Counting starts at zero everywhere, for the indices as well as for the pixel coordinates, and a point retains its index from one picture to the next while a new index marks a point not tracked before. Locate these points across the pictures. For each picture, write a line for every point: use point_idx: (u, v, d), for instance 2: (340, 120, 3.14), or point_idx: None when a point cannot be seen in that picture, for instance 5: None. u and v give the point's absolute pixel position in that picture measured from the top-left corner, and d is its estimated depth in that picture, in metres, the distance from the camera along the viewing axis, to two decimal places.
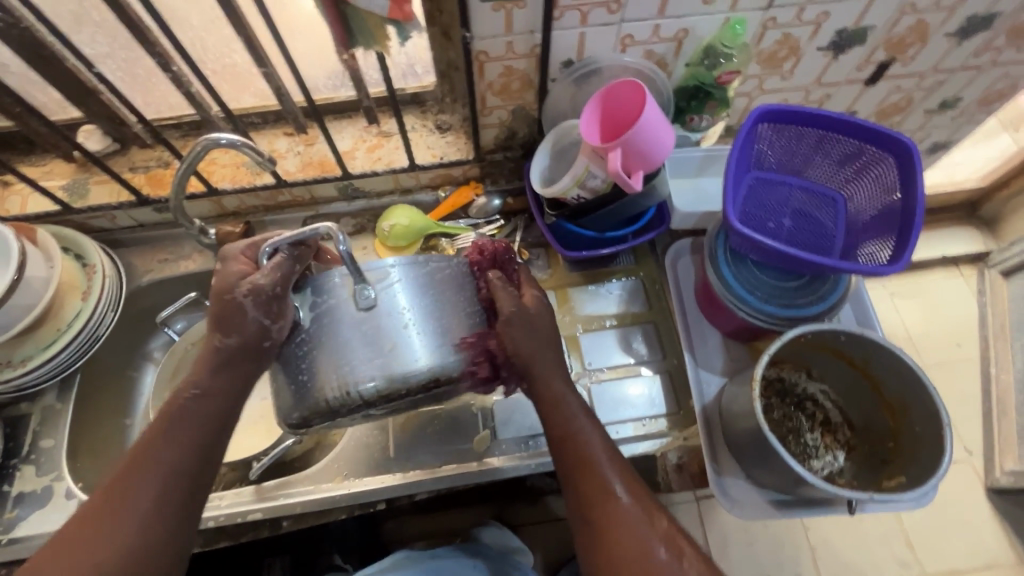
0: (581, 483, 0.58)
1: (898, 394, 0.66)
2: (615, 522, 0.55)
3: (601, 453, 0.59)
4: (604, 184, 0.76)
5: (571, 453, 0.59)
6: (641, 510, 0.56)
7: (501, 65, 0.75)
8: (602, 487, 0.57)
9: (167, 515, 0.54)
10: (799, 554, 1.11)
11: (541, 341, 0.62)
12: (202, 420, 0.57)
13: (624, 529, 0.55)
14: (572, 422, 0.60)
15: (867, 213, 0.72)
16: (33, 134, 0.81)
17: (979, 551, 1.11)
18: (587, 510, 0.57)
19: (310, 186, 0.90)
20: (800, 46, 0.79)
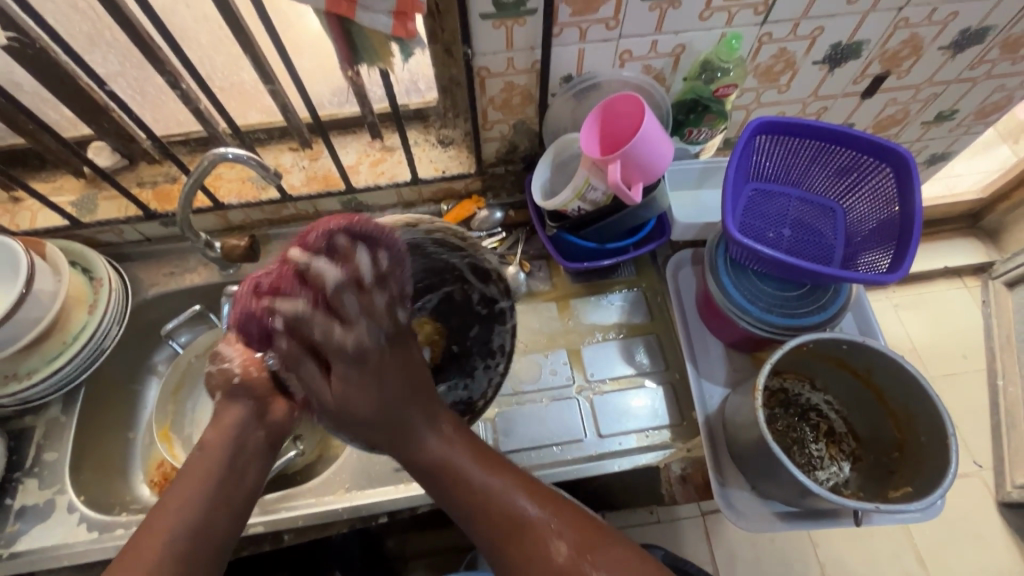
0: (480, 516, 0.56)
1: (901, 403, 0.65)
2: (510, 544, 0.55)
3: (466, 484, 0.57)
4: (604, 197, 0.77)
5: (454, 499, 0.58)
6: (564, 532, 0.54)
7: (502, 81, 0.77)
8: (497, 514, 0.55)
9: (194, 554, 0.53)
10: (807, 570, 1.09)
11: (391, 400, 0.59)
12: (223, 460, 0.58)
13: (529, 548, 0.54)
14: (447, 457, 0.59)
15: (866, 223, 0.72)
16: (44, 151, 0.83)
17: (990, 567, 1.09)
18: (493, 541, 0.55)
19: (314, 200, 0.92)
20: (796, 60, 0.81)
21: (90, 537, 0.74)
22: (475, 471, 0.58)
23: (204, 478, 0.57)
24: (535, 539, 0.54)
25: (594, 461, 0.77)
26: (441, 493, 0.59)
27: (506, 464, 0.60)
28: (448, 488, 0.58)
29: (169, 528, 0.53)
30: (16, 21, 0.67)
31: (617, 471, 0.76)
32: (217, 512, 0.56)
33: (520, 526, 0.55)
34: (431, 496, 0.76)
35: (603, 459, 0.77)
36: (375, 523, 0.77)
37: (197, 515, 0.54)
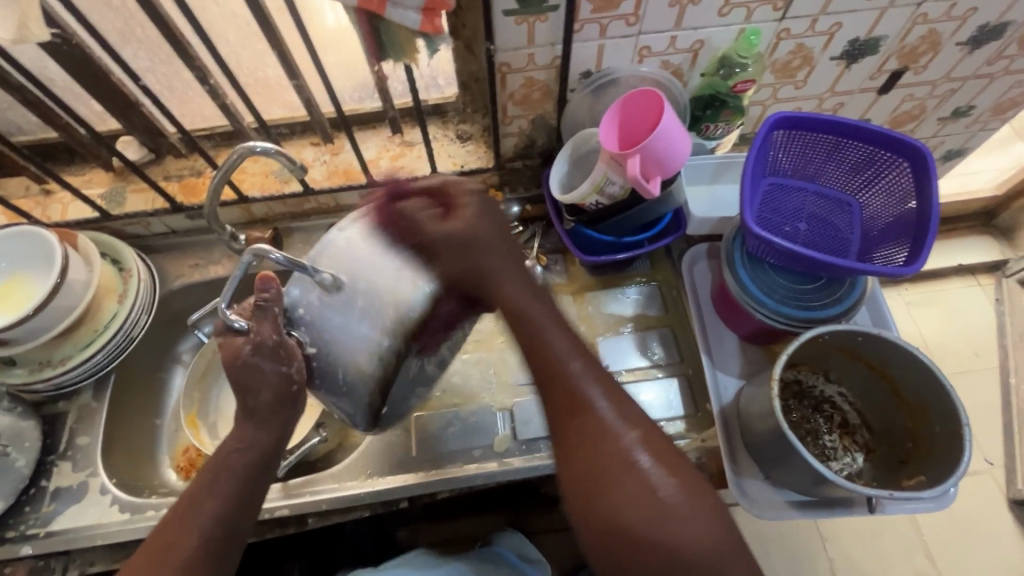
0: (554, 382, 0.58)
1: (915, 395, 0.66)
2: (574, 431, 0.56)
3: (563, 369, 0.58)
4: (622, 191, 0.78)
5: (536, 365, 0.60)
6: (643, 445, 0.54)
7: (522, 76, 0.78)
8: (564, 388, 0.57)
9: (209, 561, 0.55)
10: (816, 563, 1.11)
11: (478, 238, 0.63)
12: (239, 470, 0.60)
13: (588, 430, 0.55)
14: (529, 308, 0.62)
15: (884, 218, 0.73)
16: (77, 144, 0.86)
17: (999, 562, 1.10)
18: (557, 403, 0.58)
19: (335, 193, 0.94)
20: (813, 55, 0.81)
21: (122, 518, 0.77)
22: (556, 351, 0.59)
23: (220, 486, 0.58)
24: (597, 427, 0.55)
25: None
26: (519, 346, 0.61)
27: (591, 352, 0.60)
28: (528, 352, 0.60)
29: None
30: (56, 18, 0.69)
31: None
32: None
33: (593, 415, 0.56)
34: (450, 483, 0.77)
35: None
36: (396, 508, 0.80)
37: (214, 521, 0.57)
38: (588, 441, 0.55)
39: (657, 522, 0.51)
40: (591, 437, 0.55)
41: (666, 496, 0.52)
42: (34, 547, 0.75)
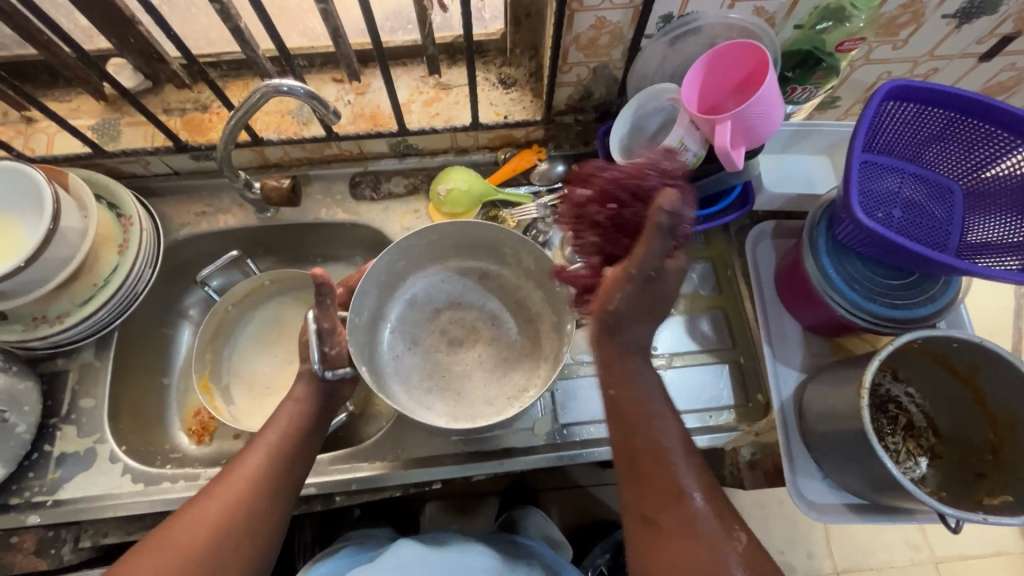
0: (655, 479, 0.53)
1: (1005, 407, 0.61)
2: (665, 534, 0.51)
3: (667, 475, 0.52)
4: (694, 160, 0.69)
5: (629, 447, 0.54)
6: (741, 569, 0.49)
7: (593, 16, 0.67)
8: (660, 481, 0.52)
9: (280, 476, 0.59)
10: (812, 532, 1.13)
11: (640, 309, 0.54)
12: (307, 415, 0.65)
13: (682, 542, 0.50)
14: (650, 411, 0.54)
15: (994, 209, 0.65)
16: (61, 66, 0.73)
17: (987, 538, 1.13)
18: (642, 486, 0.53)
19: (360, 140, 0.83)
20: (924, 12, 0.70)
21: (136, 489, 0.72)
22: (660, 446, 0.53)
23: (290, 415, 0.64)
24: (693, 533, 0.50)
25: None
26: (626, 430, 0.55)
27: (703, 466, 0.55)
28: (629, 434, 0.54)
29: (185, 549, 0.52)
30: None
31: None
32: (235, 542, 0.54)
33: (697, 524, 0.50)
34: (485, 466, 0.73)
35: None
36: (428, 488, 0.77)
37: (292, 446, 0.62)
38: (677, 540, 0.50)
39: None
40: (690, 546, 0.49)
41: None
42: (42, 516, 0.70)
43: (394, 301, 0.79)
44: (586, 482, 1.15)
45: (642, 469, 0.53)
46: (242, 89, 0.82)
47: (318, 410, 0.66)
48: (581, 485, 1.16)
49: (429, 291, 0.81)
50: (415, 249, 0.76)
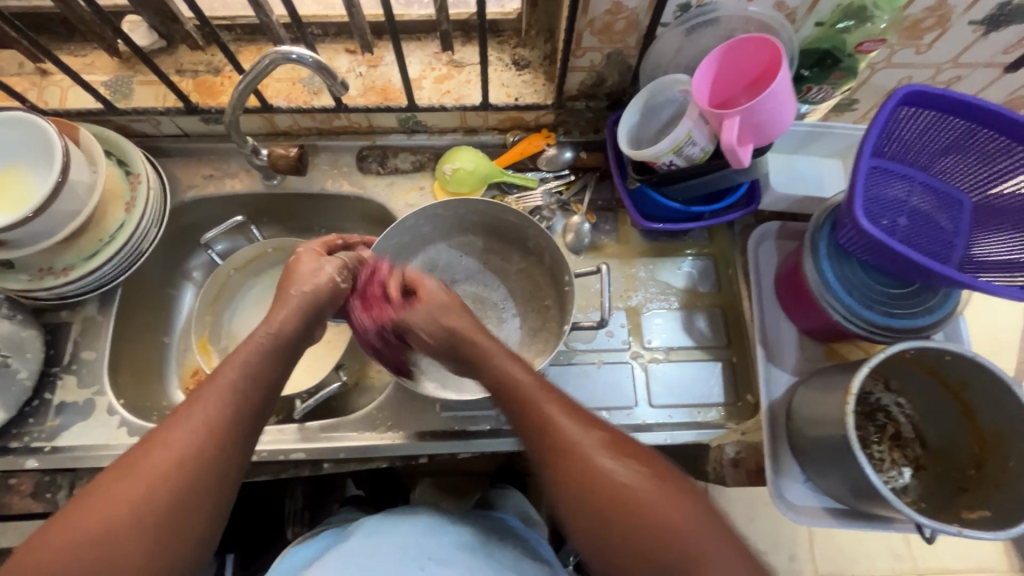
0: (525, 420, 0.53)
1: (992, 422, 0.61)
2: (565, 462, 0.50)
3: (546, 404, 0.53)
4: (702, 154, 0.68)
5: (511, 407, 0.55)
6: (621, 460, 0.50)
7: (609, 0, 0.66)
8: (533, 415, 0.53)
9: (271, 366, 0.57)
10: (797, 534, 1.13)
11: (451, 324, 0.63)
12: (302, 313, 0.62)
13: (578, 461, 0.50)
14: (509, 370, 0.57)
15: (998, 223, 0.64)
16: (77, 20, 0.74)
17: (972, 554, 1.12)
18: (531, 435, 0.53)
19: (370, 113, 0.83)
20: (951, 16, 0.69)
21: (131, 442, 0.74)
22: (527, 380, 0.55)
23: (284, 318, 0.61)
24: (580, 447, 0.50)
25: (639, 428, 0.75)
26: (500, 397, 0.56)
27: (553, 384, 0.56)
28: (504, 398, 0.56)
29: (127, 500, 0.47)
30: None
31: (659, 442, 0.74)
32: (182, 514, 0.48)
33: (565, 438, 0.51)
34: (472, 445, 0.74)
35: (652, 430, 0.75)
36: (415, 462, 0.77)
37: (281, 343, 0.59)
38: (570, 457, 0.50)
39: (627, 513, 0.47)
40: (569, 459, 0.50)
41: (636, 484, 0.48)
42: (39, 461, 0.72)
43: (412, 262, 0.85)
44: None
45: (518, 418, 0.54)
46: (255, 53, 0.82)
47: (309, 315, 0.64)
48: None
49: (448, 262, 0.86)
50: (436, 218, 0.82)
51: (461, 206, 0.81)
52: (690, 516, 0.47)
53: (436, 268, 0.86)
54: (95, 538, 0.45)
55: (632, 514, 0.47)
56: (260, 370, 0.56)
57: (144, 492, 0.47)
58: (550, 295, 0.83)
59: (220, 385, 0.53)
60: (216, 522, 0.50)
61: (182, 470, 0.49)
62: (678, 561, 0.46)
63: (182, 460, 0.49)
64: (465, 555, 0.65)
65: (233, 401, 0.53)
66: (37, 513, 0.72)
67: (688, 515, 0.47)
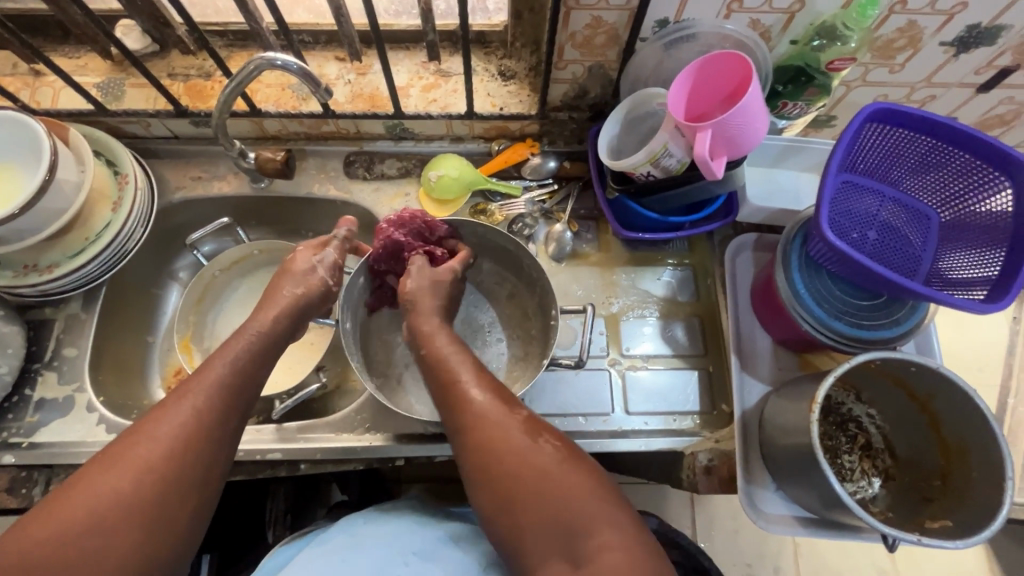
0: (447, 402, 0.59)
1: (956, 434, 0.62)
2: (478, 434, 0.55)
3: (472, 384, 0.59)
4: (679, 166, 0.70)
5: (438, 391, 0.61)
6: (530, 434, 0.54)
7: (589, 15, 0.68)
8: (455, 393, 0.59)
9: (253, 364, 0.60)
10: (782, 547, 1.13)
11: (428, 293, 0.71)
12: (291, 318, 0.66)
13: (496, 434, 0.54)
14: (447, 358, 0.63)
15: (965, 238, 0.66)
16: (70, 23, 0.76)
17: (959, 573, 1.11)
18: (454, 413, 0.58)
19: (357, 120, 0.85)
20: (921, 37, 0.70)
21: (109, 439, 0.74)
22: (461, 364, 0.62)
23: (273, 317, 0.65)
24: (502, 425, 0.55)
25: (615, 435, 0.76)
26: (432, 381, 0.62)
27: (485, 372, 0.62)
28: (437, 384, 0.61)
29: (113, 489, 0.47)
30: None
31: (635, 449, 0.75)
32: (159, 504, 0.48)
33: (479, 415, 0.56)
34: (448, 448, 0.75)
35: (628, 437, 0.76)
36: (392, 464, 0.78)
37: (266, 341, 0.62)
38: (490, 432, 0.55)
39: (522, 476, 0.52)
40: (477, 432, 0.55)
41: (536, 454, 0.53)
42: (16, 457, 0.72)
43: None
44: None
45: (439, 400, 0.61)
46: (245, 58, 0.83)
47: (295, 316, 0.67)
48: None
49: None
50: None
51: (460, 231, 0.82)
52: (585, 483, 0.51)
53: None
54: (72, 525, 0.46)
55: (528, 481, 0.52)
56: (245, 367, 0.59)
57: (129, 480, 0.48)
58: (535, 321, 0.84)
59: (205, 378, 0.55)
60: (197, 519, 0.51)
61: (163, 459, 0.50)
62: (574, 524, 0.49)
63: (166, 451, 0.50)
64: (449, 551, 0.65)
65: (220, 395, 0.55)
66: (11, 508, 0.72)
67: (588, 483, 0.51)
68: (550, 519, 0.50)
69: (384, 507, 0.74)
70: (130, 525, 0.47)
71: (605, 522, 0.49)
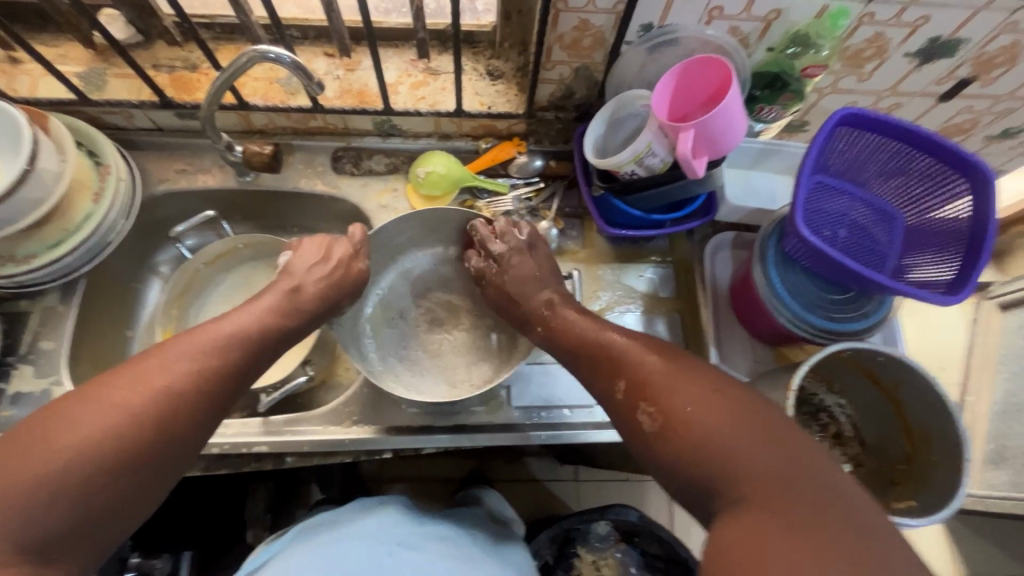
0: (597, 363, 0.60)
1: (920, 421, 0.66)
2: (643, 391, 0.54)
3: (623, 343, 0.59)
4: (661, 165, 0.73)
5: (586, 357, 0.61)
6: (689, 392, 0.51)
7: (577, 18, 0.70)
8: (605, 355, 0.60)
9: (252, 340, 0.59)
10: None
11: (602, 336, 0.61)
12: (305, 307, 0.66)
13: (658, 392, 0.53)
14: (594, 336, 0.62)
15: (928, 236, 0.70)
16: (52, 10, 0.74)
17: None
18: (606, 375, 0.59)
19: (345, 115, 0.85)
20: (888, 48, 0.74)
21: None
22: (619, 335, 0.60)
23: (283, 301, 0.65)
24: (663, 379, 0.53)
25: (600, 426, 0.78)
26: (580, 352, 0.62)
27: (651, 340, 0.59)
28: (592, 355, 0.61)
29: (82, 433, 0.47)
30: None
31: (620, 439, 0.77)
32: (124, 456, 0.48)
33: (622, 359, 0.58)
34: (436, 440, 0.76)
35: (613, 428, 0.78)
36: (378, 457, 0.78)
37: (274, 322, 0.63)
38: (652, 386, 0.54)
39: (684, 435, 0.49)
40: (638, 387, 0.55)
41: (697, 401, 0.50)
42: None
43: (390, 270, 0.86)
44: (540, 475, 1.20)
45: (581, 354, 0.62)
46: (233, 52, 0.83)
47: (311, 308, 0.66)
48: (537, 478, 1.19)
49: (424, 268, 0.87)
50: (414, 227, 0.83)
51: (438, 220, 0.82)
52: (749, 429, 0.47)
53: (411, 276, 0.87)
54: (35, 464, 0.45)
55: (677, 428, 0.50)
56: (244, 340, 0.58)
57: (103, 423, 0.48)
58: None
59: (196, 338, 0.56)
60: (154, 481, 0.50)
61: (137, 413, 0.49)
62: (716, 480, 0.47)
63: (177, 392, 0.51)
64: (436, 543, 0.67)
65: (207, 359, 0.55)
66: None
67: (749, 430, 0.47)
68: (698, 467, 0.48)
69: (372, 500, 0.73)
70: (104, 473, 0.47)
71: (768, 474, 0.45)
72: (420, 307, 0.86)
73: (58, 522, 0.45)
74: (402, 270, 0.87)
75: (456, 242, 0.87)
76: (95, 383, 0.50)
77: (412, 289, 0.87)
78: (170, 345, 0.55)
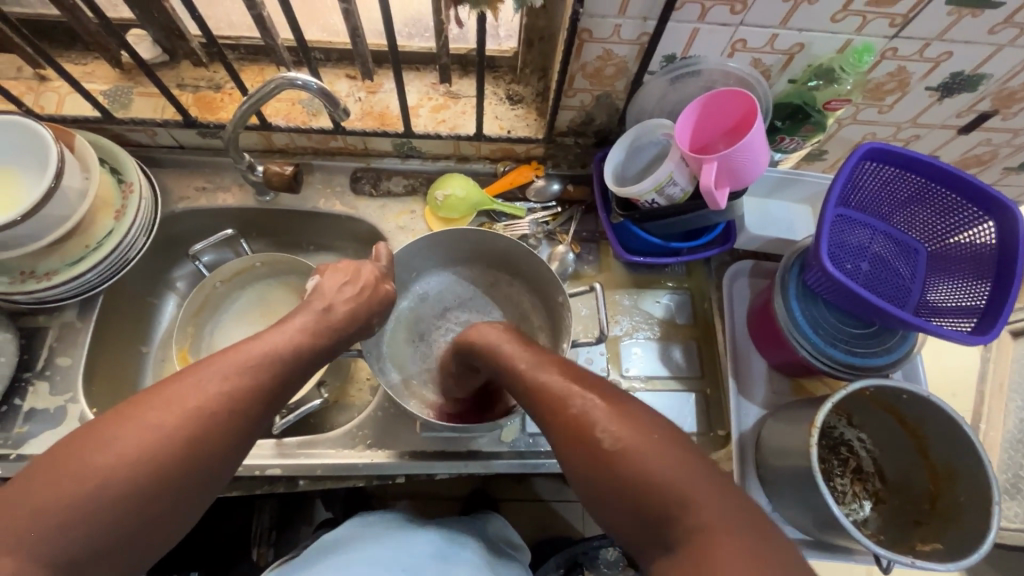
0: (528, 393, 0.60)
1: (944, 459, 0.65)
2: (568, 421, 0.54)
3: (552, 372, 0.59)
4: (682, 194, 0.73)
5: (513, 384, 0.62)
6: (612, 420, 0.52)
7: (601, 48, 0.70)
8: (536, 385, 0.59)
9: (286, 362, 0.58)
10: None
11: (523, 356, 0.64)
12: (333, 329, 0.65)
13: (580, 416, 0.54)
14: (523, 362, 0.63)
15: (951, 272, 0.70)
16: (82, 30, 0.76)
17: None
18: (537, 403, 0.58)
19: (366, 137, 0.86)
20: (909, 82, 0.75)
21: None
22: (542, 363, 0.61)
23: (315, 322, 0.64)
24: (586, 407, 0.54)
25: None
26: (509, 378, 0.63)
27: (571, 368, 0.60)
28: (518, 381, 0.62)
29: (118, 460, 0.46)
30: None
31: None
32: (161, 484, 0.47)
33: (548, 387, 0.58)
34: (451, 465, 0.75)
35: None
36: (391, 482, 0.78)
37: (306, 342, 0.62)
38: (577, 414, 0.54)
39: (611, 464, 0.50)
40: (561, 412, 0.55)
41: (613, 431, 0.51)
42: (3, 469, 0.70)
43: (406, 295, 0.87)
44: (547, 496, 1.18)
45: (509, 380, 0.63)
46: (257, 73, 0.84)
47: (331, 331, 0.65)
48: (543, 499, 1.17)
49: (440, 291, 0.88)
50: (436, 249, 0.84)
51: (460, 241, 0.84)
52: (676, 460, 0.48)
53: (425, 300, 0.88)
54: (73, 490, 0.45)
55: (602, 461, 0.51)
56: (278, 361, 0.58)
57: (137, 450, 0.47)
58: (540, 312, 0.85)
59: (233, 358, 0.55)
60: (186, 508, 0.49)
61: (170, 441, 0.48)
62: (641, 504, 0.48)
63: (211, 414, 0.51)
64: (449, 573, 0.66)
65: (243, 383, 0.54)
66: None
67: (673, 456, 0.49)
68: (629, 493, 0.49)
69: (384, 525, 0.73)
70: (141, 499, 0.46)
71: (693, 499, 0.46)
72: (439, 329, 0.86)
73: (96, 541, 0.45)
74: (420, 293, 0.88)
75: (474, 264, 0.88)
76: (128, 404, 0.50)
77: (431, 310, 0.87)
78: (204, 365, 0.54)
